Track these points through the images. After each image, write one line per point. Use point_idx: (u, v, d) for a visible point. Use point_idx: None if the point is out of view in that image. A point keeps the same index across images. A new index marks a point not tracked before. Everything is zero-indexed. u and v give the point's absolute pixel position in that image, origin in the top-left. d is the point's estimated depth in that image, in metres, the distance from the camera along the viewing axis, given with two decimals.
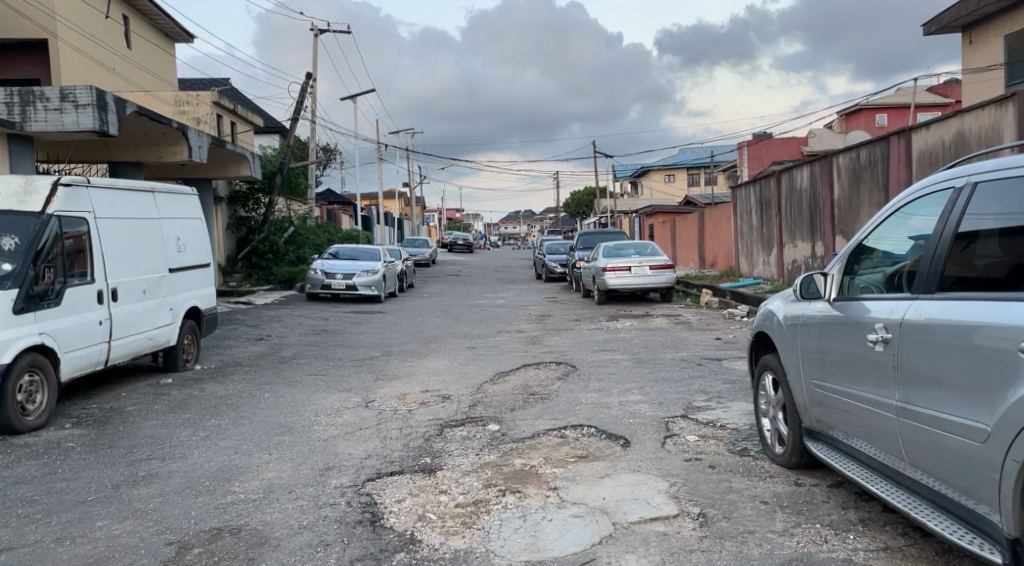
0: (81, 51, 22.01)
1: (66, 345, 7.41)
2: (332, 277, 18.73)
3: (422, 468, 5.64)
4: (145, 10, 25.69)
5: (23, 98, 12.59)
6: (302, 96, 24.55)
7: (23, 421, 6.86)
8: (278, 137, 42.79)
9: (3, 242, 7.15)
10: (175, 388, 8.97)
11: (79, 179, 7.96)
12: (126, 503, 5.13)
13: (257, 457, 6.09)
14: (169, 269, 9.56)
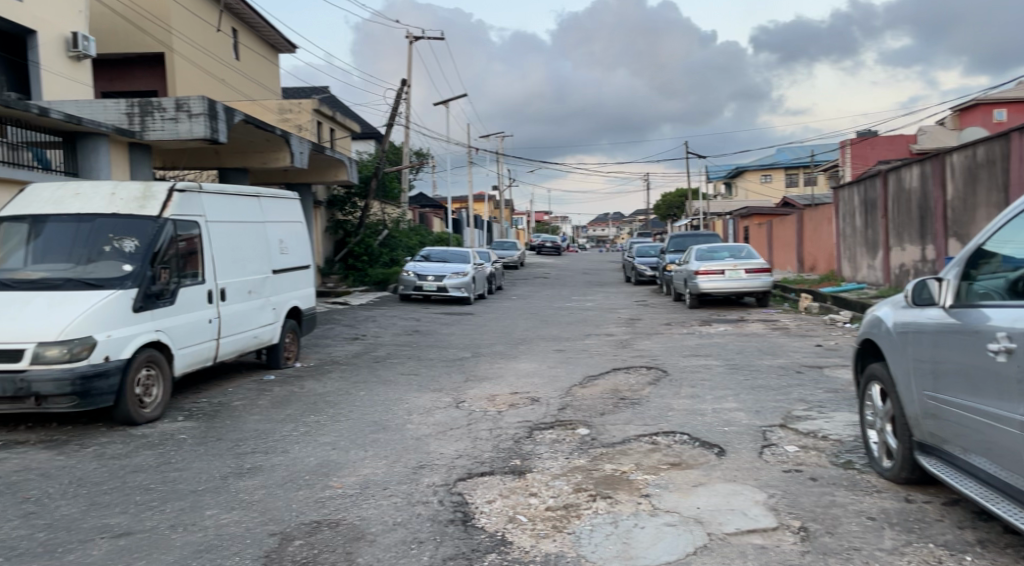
0: (194, 62, 23.18)
1: (180, 342, 7.82)
2: (424, 278, 19.15)
3: (512, 469, 5.67)
4: (252, 22, 26.81)
5: (142, 109, 13.37)
6: (396, 102, 25.14)
7: (140, 413, 7.27)
8: (374, 142, 43.99)
9: (124, 245, 7.59)
10: (277, 385, 9.33)
11: (192, 186, 8.40)
12: (234, 494, 5.37)
13: (352, 454, 6.25)
14: (273, 269, 9.97)
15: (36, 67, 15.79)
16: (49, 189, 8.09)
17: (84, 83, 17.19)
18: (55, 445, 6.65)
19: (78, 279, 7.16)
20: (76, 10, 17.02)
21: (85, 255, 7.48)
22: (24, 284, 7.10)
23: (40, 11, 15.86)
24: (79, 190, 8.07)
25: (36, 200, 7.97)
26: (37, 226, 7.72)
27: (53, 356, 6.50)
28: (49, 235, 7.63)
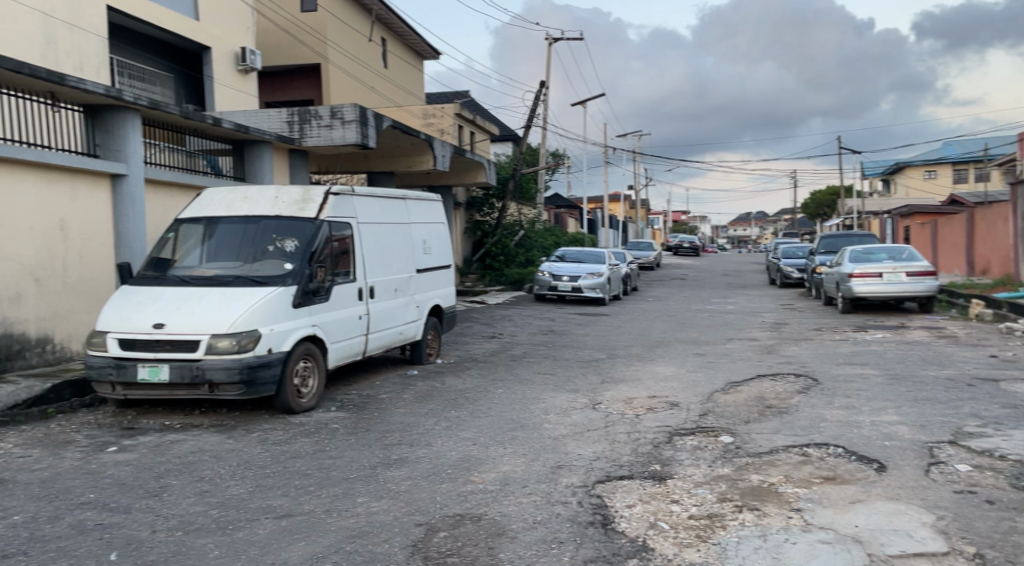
0: (346, 71, 24.41)
1: (333, 336, 8.25)
2: (560, 278, 19.23)
3: (653, 474, 5.59)
4: (399, 31, 27.86)
5: (301, 117, 14.19)
6: (535, 103, 25.42)
7: (298, 403, 7.72)
8: (511, 144, 44.64)
9: (285, 244, 8.09)
10: (420, 380, 9.65)
11: (346, 189, 8.87)
12: (382, 483, 5.61)
13: (493, 451, 6.36)
14: (417, 269, 10.32)
15: (210, 81, 17.13)
16: (221, 193, 8.77)
17: (248, 93, 18.45)
18: (224, 429, 7.19)
19: (245, 277, 7.70)
20: (244, 26, 18.31)
21: (251, 254, 8.02)
22: (200, 280, 7.71)
23: (213, 28, 17.18)
24: (247, 194, 8.69)
25: (211, 204, 8.65)
26: (210, 227, 8.36)
27: (224, 347, 7.01)
28: (221, 235, 8.25)
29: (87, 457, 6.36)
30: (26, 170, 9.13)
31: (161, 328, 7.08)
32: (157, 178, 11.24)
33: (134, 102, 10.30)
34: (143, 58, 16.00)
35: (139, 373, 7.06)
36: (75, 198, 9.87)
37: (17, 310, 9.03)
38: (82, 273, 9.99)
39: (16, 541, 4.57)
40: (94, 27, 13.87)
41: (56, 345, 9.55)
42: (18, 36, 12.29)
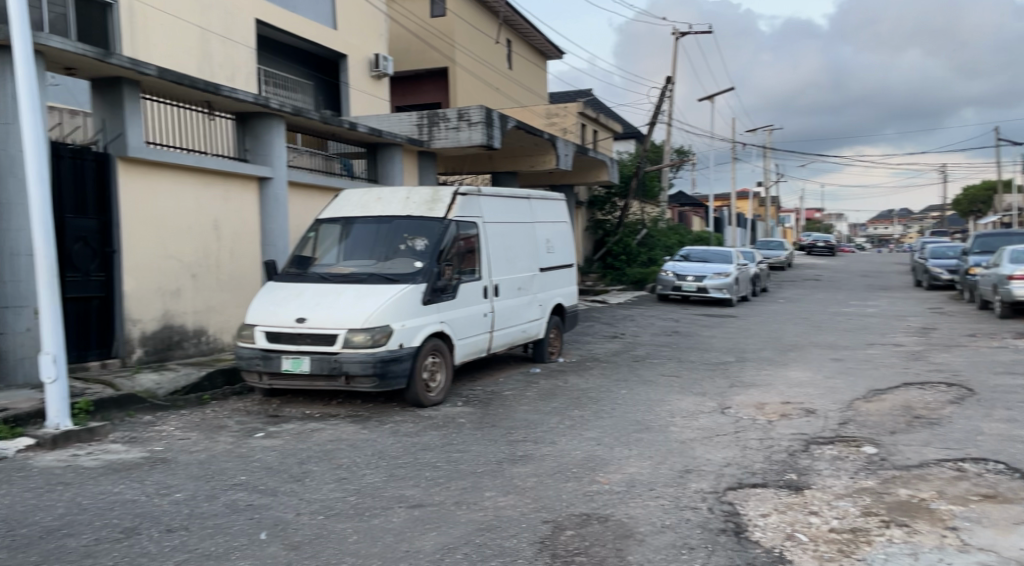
0: (472, 73, 24.86)
1: (460, 333, 8.43)
2: (684, 278, 18.83)
3: (788, 484, 5.38)
4: (524, 32, 28.14)
5: (430, 120, 14.59)
6: (661, 100, 25.05)
7: (427, 397, 7.93)
8: (634, 142, 44.12)
9: (416, 243, 8.33)
10: (543, 378, 9.70)
11: (473, 189, 9.05)
12: (508, 479, 5.68)
13: (618, 451, 6.31)
14: (540, 268, 10.38)
15: (346, 87, 17.88)
16: (357, 194, 9.13)
17: (380, 97, 19.14)
18: (359, 420, 7.48)
19: (379, 274, 7.98)
20: (378, 32, 19.01)
21: (384, 252, 8.31)
22: (337, 278, 8.06)
23: (350, 36, 17.93)
24: (381, 195, 9.01)
25: (347, 205, 9.02)
26: (347, 227, 8.72)
27: (359, 341, 7.28)
28: (356, 235, 8.59)
29: (238, 442, 6.79)
30: (186, 174, 9.84)
31: (302, 322, 7.45)
32: (299, 181, 11.86)
33: (279, 109, 10.90)
34: (287, 67, 16.89)
35: (283, 364, 7.45)
36: (227, 200, 10.55)
37: (177, 303, 9.73)
38: (232, 271, 10.66)
39: (178, 517, 4.93)
40: (243, 39, 14.78)
41: (209, 336, 10.22)
42: (179, 51, 13.27)
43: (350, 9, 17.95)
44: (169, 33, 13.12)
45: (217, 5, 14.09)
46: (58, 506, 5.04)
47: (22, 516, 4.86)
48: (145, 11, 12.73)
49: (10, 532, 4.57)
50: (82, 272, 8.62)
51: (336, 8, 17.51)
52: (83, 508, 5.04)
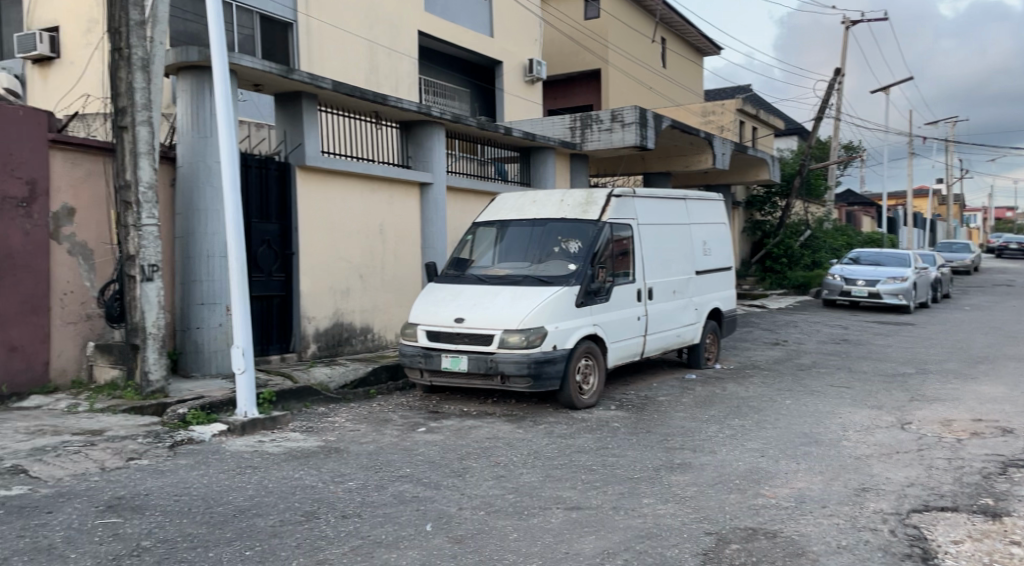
0: (626, 73, 24.64)
1: (613, 336, 8.36)
2: (854, 283, 17.73)
3: (982, 509, 4.94)
4: (680, 30, 27.60)
5: (583, 122, 14.62)
6: (828, 93, 23.81)
7: (580, 400, 7.92)
8: (797, 138, 42.14)
9: (570, 246, 8.36)
10: (700, 385, 9.45)
11: (627, 190, 8.98)
12: (667, 487, 5.57)
13: (784, 464, 6.04)
14: (696, 270, 10.11)
15: (501, 92, 18.24)
16: (513, 197, 9.29)
17: (534, 102, 19.37)
18: (515, 419, 7.60)
19: (533, 276, 8.08)
20: (533, 38, 19.28)
21: (539, 255, 8.40)
22: (494, 279, 8.22)
23: (505, 42, 18.30)
24: (537, 198, 9.12)
25: (502, 208, 9.19)
26: (503, 230, 8.88)
27: (515, 342, 7.38)
28: (511, 237, 8.73)
29: (402, 435, 7.08)
30: (356, 181, 10.41)
31: (460, 322, 7.66)
32: (456, 186, 12.22)
33: (440, 117, 11.30)
34: (445, 75, 17.46)
35: (442, 362, 7.69)
36: (392, 205, 11.05)
37: (346, 302, 10.31)
38: (396, 272, 11.15)
39: (351, 504, 5.21)
40: (406, 50, 15.41)
41: (375, 334, 10.76)
42: (348, 64, 14.04)
43: (506, 16, 18.34)
44: (339, 47, 13.92)
45: (383, 18, 14.79)
46: (248, 488, 5.47)
47: (218, 495, 5.30)
48: (319, 28, 13.57)
49: (208, 509, 5.00)
50: (265, 273, 9.31)
51: (493, 15, 17.93)
52: (269, 490, 5.44)
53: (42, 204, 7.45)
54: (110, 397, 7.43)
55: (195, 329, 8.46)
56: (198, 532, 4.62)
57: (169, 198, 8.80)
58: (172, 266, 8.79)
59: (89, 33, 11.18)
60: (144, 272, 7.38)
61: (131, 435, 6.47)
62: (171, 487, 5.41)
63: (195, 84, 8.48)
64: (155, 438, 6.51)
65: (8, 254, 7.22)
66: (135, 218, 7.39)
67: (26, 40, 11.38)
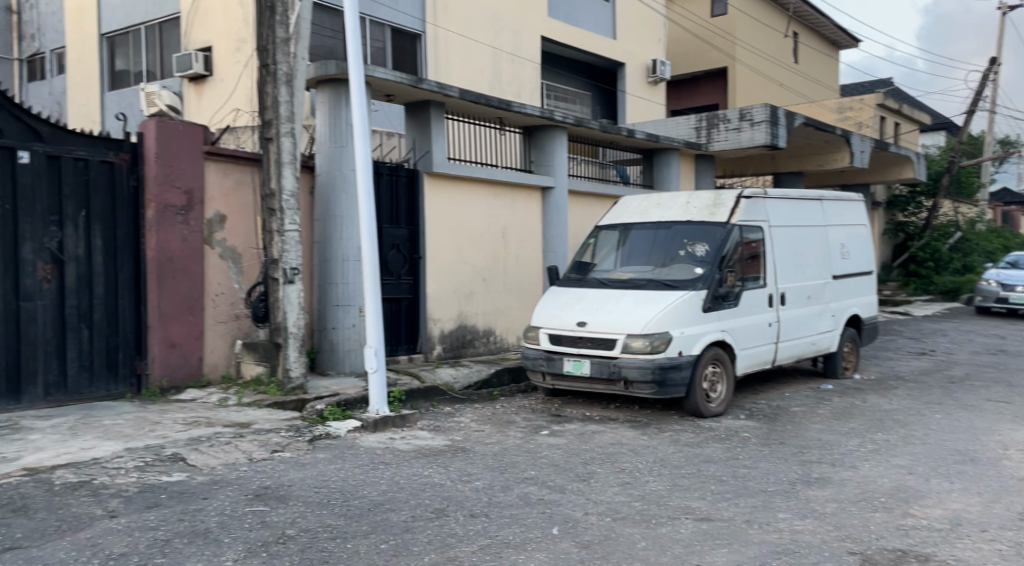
0: (754, 69, 23.86)
1: (742, 342, 8.11)
2: (1012, 289, 16.41)
3: None
4: (814, 22, 26.45)
5: (710, 122, 14.32)
6: (982, 85, 22.20)
7: (707, 408, 7.73)
8: (945, 133, 39.54)
9: (696, 249, 8.18)
10: (837, 396, 9.00)
11: (758, 192, 8.71)
12: (804, 502, 5.34)
13: (935, 483, 5.66)
14: (833, 275, 9.66)
15: (624, 94, 18.09)
16: (637, 200, 9.19)
17: (659, 102, 19.10)
18: (639, 425, 7.51)
19: (658, 280, 7.96)
20: (657, 38, 19.03)
21: (664, 258, 8.26)
22: (617, 283, 8.16)
23: (629, 44, 18.16)
24: (661, 201, 8.97)
25: (627, 211, 9.10)
26: (625, 233, 8.80)
27: (639, 347, 7.29)
28: (635, 240, 8.64)
29: (527, 437, 7.14)
30: (480, 186, 10.62)
31: (582, 326, 7.64)
32: (578, 189, 12.21)
33: (563, 121, 11.32)
34: (569, 79, 17.52)
35: (565, 366, 7.70)
36: (515, 209, 11.19)
37: (470, 305, 10.51)
38: (518, 276, 11.27)
39: (478, 504, 5.30)
40: (529, 55, 15.56)
41: (498, 336, 10.91)
42: (474, 72, 14.35)
43: (630, 17, 18.20)
44: (466, 55, 14.24)
45: (506, 25, 15.00)
46: (381, 483, 5.67)
47: (354, 489, 5.52)
48: (445, 37, 13.94)
49: (346, 502, 5.22)
50: (395, 276, 9.61)
51: (616, 17, 17.84)
52: (401, 487, 5.62)
53: (198, 211, 8.00)
54: (256, 392, 7.88)
55: (331, 329, 8.87)
56: (337, 523, 4.83)
57: (308, 204, 9.26)
58: (310, 269, 9.24)
59: (237, 51, 11.96)
60: (286, 275, 7.79)
61: (275, 429, 6.84)
62: (311, 479, 5.69)
63: (333, 96, 8.90)
64: (296, 432, 6.85)
65: (169, 257, 7.75)
66: (278, 224, 7.82)
67: (183, 60, 12.31)
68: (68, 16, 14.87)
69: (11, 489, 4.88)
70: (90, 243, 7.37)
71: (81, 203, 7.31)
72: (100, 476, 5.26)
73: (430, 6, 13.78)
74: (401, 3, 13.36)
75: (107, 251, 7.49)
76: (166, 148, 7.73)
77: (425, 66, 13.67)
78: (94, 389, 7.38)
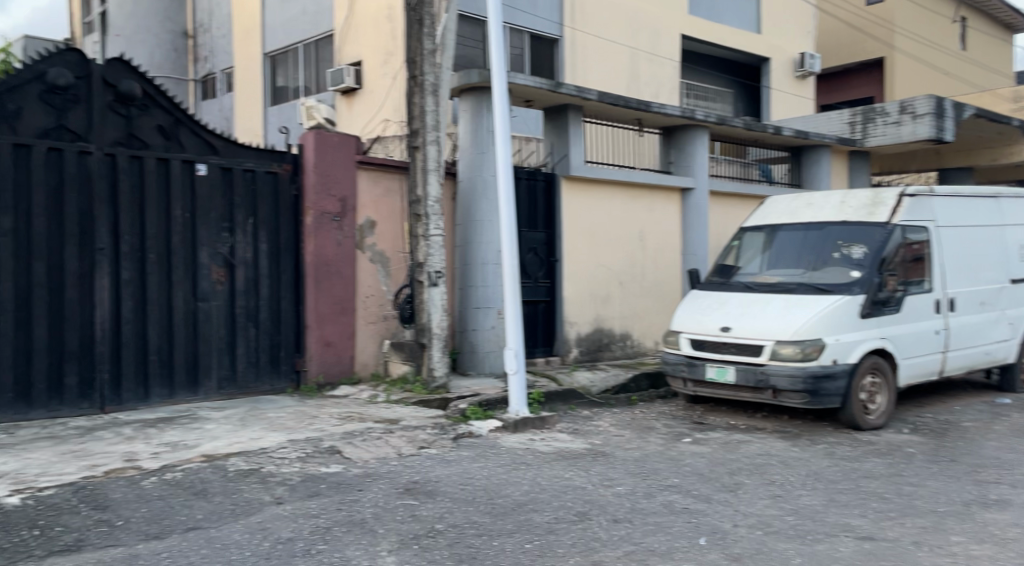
0: (915, 58, 22.32)
1: (904, 351, 7.61)
2: None
3: None
4: (985, 4, 24.38)
5: (866, 116, 13.58)
6: None
7: (865, 420, 7.30)
8: None
9: (853, 251, 7.74)
10: (1015, 412, 8.24)
11: (924, 189, 8.16)
12: (980, 525, 4.93)
13: None
14: (1010, 278, 8.88)
15: (769, 89, 17.42)
16: (785, 201, 8.82)
17: (807, 97, 18.23)
18: (789, 436, 7.19)
19: (810, 284, 7.59)
20: (807, 29, 18.18)
21: (815, 261, 7.89)
22: (763, 287, 7.86)
23: (775, 37, 17.49)
24: (812, 201, 8.57)
25: (775, 212, 8.73)
26: (772, 235, 8.46)
27: (788, 354, 6.98)
28: (783, 242, 8.29)
29: (668, 444, 7.01)
30: (618, 188, 10.54)
31: (727, 331, 7.40)
32: (721, 190, 11.86)
33: (705, 120, 11.04)
34: (710, 76, 17.08)
35: (708, 373, 7.48)
36: (653, 212, 11.02)
37: (608, 308, 10.45)
38: (656, 279, 11.09)
39: (622, 509, 5.25)
40: (669, 54, 15.30)
41: (635, 340, 10.78)
42: (613, 73, 14.27)
43: (776, 9, 17.50)
44: (605, 57, 14.20)
45: (646, 24, 14.82)
46: (524, 484, 5.73)
47: (498, 488, 5.62)
48: (582, 40, 13.95)
49: (490, 500, 5.32)
50: (532, 279, 9.70)
51: (761, 11, 17.23)
52: (543, 488, 5.66)
53: (351, 217, 8.41)
54: (403, 390, 8.18)
55: (472, 330, 9.08)
56: (483, 521, 4.93)
57: (450, 209, 9.52)
58: (452, 272, 9.49)
59: (385, 64, 12.47)
60: (430, 278, 8.04)
61: (421, 426, 7.06)
62: (456, 476, 5.84)
63: (475, 104, 9.12)
64: (441, 430, 7.04)
65: (325, 260, 8.19)
66: (424, 229, 8.09)
67: (336, 75, 13.00)
68: (236, 38, 16.04)
69: (192, 473, 5.31)
70: (257, 248, 7.90)
71: (249, 211, 7.86)
72: (268, 464, 5.63)
73: (569, 9, 13.82)
74: (541, 9, 13.47)
75: (271, 255, 8.00)
76: (323, 158, 8.17)
77: (563, 69, 13.71)
78: (260, 383, 7.90)
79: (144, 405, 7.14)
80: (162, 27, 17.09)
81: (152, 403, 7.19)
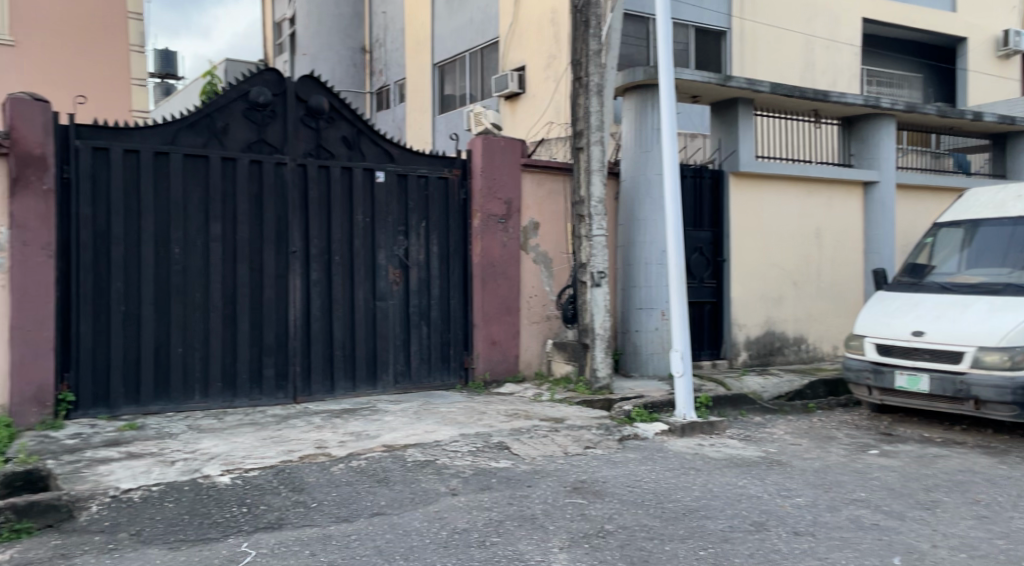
0: None
1: None
2: None
3: None
4: None
5: None
6: None
7: None
8: None
9: None
10: None
11: None
12: None
13: None
14: None
15: (965, 72, 15.95)
16: (987, 193, 8.04)
17: (1012, 79, 16.48)
18: (995, 453, 6.53)
19: (1020, 284, 6.89)
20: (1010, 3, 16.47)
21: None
22: (962, 287, 7.20)
23: (971, 15, 15.98)
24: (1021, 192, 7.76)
25: (976, 205, 7.99)
26: (973, 230, 7.72)
27: (994, 362, 6.34)
28: (985, 238, 7.55)
29: (852, 455, 6.57)
30: (792, 184, 10.03)
31: (919, 336, 6.81)
32: (910, 184, 10.98)
33: (892, 108, 10.29)
34: (895, 62, 15.89)
35: (897, 381, 6.90)
36: (831, 208, 10.39)
37: (780, 310, 9.97)
38: (834, 279, 10.44)
39: (804, 522, 4.97)
40: (848, 40, 14.38)
41: (811, 345, 10.21)
42: (785, 63, 13.62)
43: None
44: (777, 48, 13.57)
45: (822, 10, 14.02)
46: (695, 489, 5.56)
47: (668, 492, 5.48)
48: (752, 31, 13.42)
49: (660, 504, 5.20)
50: (698, 279, 9.43)
51: None
52: (716, 495, 5.46)
53: (516, 218, 8.54)
54: (566, 389, 8.19)
55: (635, 332, 8.95)
56: (654, 524, 4.83)
57: (614, 209, 9.44)
58: (615, 273, 9.41)
59: (550, 68, 12.56)
60: (594, 278, 7.99)
61: (587, 426, 7.02)
62: (624, 477, 5.76)
63: (639, 103, 9.00)
64: (607, 430, 6.97)
65: (491, 261, 8.38)
66: (587, 229, 8.06)
67: (501, 81, 13.29)
68: (408, 50, 16.77)
69: (375, 462, 5.58)
70: (429, 251, 8.19)
71: (422, 215, 8.16)
72: (442, 457, 5.81)
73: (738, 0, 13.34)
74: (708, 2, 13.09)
75: (442, 257, 8.27)
76: (490, 161, 8.35)
77: (731, 63, 13.25)
78: (432, 379, 8.18)
79: (331, 397, 7.59)
80: (343, 43, 18.15)
81: (337, 396, 7.62)
